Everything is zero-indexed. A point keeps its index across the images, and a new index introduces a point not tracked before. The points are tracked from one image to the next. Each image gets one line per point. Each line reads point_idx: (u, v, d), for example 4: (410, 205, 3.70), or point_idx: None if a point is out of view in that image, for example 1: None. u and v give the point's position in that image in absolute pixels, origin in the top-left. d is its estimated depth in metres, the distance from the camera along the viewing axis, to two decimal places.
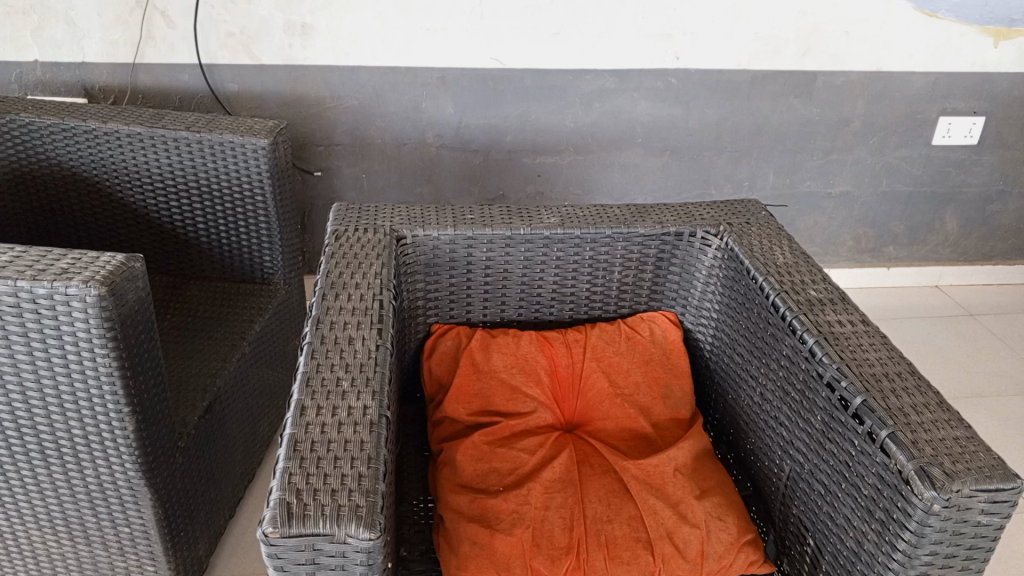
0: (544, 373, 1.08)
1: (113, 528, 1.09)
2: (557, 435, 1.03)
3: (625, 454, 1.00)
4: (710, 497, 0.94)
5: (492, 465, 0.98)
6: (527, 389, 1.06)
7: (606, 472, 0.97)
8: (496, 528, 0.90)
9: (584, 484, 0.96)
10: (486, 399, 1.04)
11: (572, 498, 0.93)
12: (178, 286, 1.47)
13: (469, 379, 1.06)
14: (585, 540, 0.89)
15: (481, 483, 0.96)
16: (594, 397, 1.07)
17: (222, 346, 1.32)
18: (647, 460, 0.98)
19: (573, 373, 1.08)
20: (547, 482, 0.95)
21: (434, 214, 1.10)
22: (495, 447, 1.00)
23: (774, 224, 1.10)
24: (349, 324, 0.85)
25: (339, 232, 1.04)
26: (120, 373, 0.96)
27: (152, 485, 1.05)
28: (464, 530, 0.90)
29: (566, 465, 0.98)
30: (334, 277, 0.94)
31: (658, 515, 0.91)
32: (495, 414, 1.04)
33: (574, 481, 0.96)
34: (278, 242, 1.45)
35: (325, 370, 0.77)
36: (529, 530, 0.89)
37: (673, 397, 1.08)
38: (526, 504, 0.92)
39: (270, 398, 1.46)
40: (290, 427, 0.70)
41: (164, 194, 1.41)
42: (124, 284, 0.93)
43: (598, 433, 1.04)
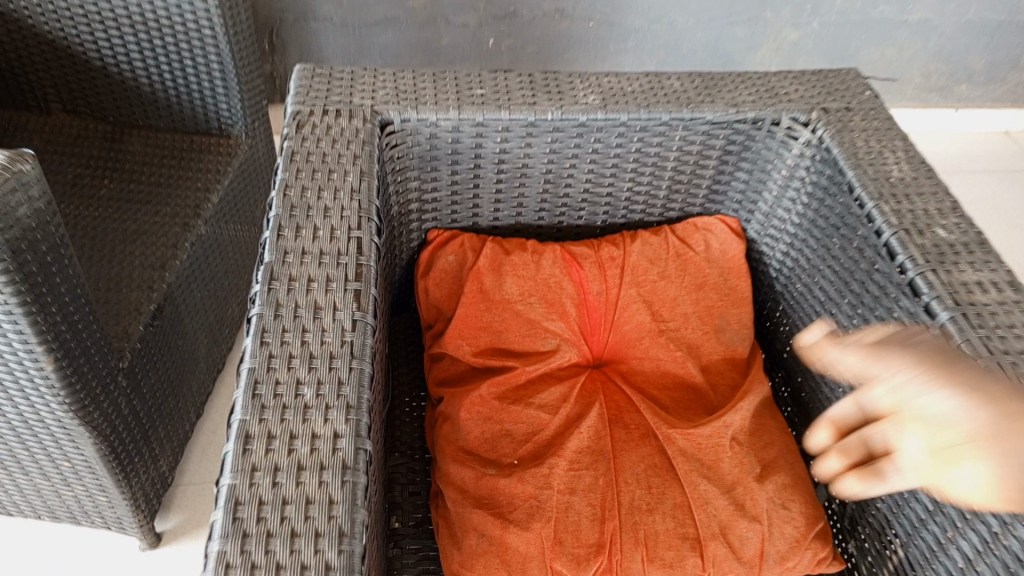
0: (570, 301, 0.86)
1: (51, 462, 0.92)
2: (585, 381, 0.83)
3: (669, 412, 0.81)
4: (773, 477, 0.77)
5: (504, 427, 0.78)
6: (548, 322, 0.84)
7: (646, 440, 0.79)
8: (510, 519, 0.72)
9: (618, 458, 0.77)
10: (497, 335, 0.83)
11: (604, 479, 0.75)
12: (118, 139, 1.20)
13: (476, 308, 0.84)
14: (621, 538, 0.72)
15: (491, 451, 0.77)
16: (631, 331, 0.86)
17: (171, 226, 1.08)
18: (698, 428, 0.79)
19: (608, 299, 0.87)
20: (574, 457, 0.76)
21: (431, 86, 0.82)
22: (508, 401, 0.80)
23: (884, 113, 0.83)
24: (314, 282, 0.61)
25: (302, 116, 0.77)
26: (23, 312, 0.73)
27: (88, 424, 0.86)
28: (470, 520, 0.72)
29: (598, 430, 0.78)
30: (294, 195, 0.68)
31: (709, 504, 0.74)
32: (508, 355, 0.83)
33: (606, 453, 0.77)
34: (236, 88, 1.16)
35: (281, 368, 0.55)
36: (551, 524, 0.72)
37: (729, 331, 0.87)
38: (548, 487, 0.74)
39: (237, 275, 1.25)
40: (229, 475, 0.50)
41: (87, 24, 1.08)
42: (11, 199, 0.68)
43: (635, 378, 0.84)
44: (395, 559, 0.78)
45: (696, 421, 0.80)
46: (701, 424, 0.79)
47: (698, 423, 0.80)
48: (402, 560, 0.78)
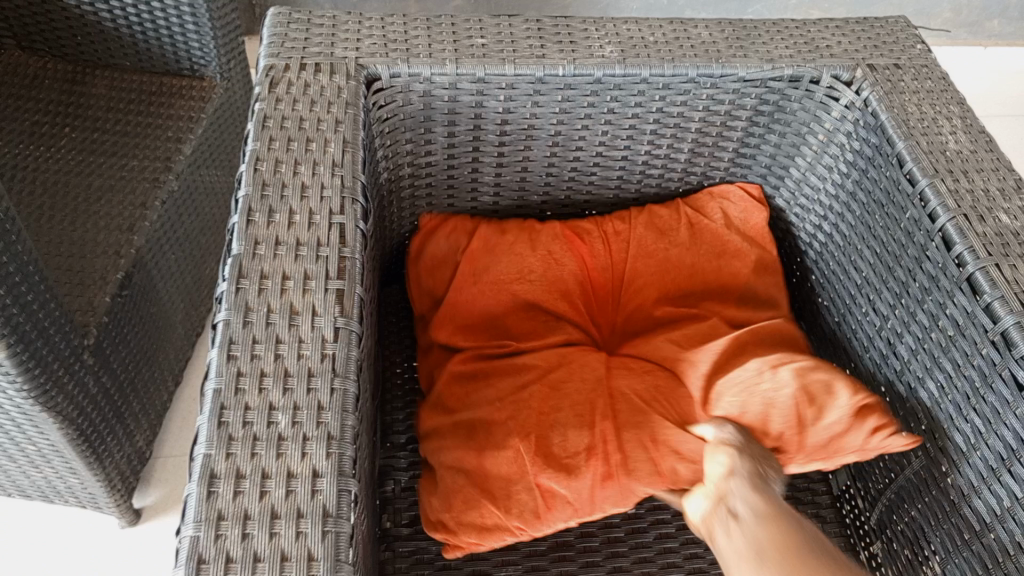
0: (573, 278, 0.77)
1: (14, 446, 0.85)
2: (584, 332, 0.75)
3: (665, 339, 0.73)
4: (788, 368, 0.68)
5: (486, 375, 0.71)
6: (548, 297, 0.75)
7: (648, 369, 0.71)
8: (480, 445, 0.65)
9: (606, 372, 0.69)
10: (491, 322, 0.75)
11: (585, 391, 0.67)
12: (80, 80, 1.09)
13: (466, 292, 0.75)
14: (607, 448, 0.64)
15: (469, 393, 0.70)
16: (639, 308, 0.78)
17: (140, 183, 0.98)
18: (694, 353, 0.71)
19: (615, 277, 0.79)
20: (551, 379, 0.68)
21: (425, 36, 0.72)
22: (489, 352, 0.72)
23: (937, 71, 0.74)
24: (288, 281, 0.53)
25: (276, 71, 0.67)
26: None
27: (51, 410, 0.79)
28: (445, 463, 0.67)
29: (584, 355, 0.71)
30: (265, 171, 0.59)
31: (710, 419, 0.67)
32: (503, 336, 0.74)
33: (587, 367, 0.69)
34: (208, 28, 1.04)
35: (250, 390, 0.48)
36: (528, 442, 0.64)
37: (751, 295, 0.79)
38: (523, 410, 0.66)
39: (215, 230, 1.16)
40: (191, 525, 0.42)
41: None
42: None
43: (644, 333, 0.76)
44: (387, 562, 0.72)
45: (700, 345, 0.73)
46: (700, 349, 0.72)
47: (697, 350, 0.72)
48: (395, 564, 0.72)
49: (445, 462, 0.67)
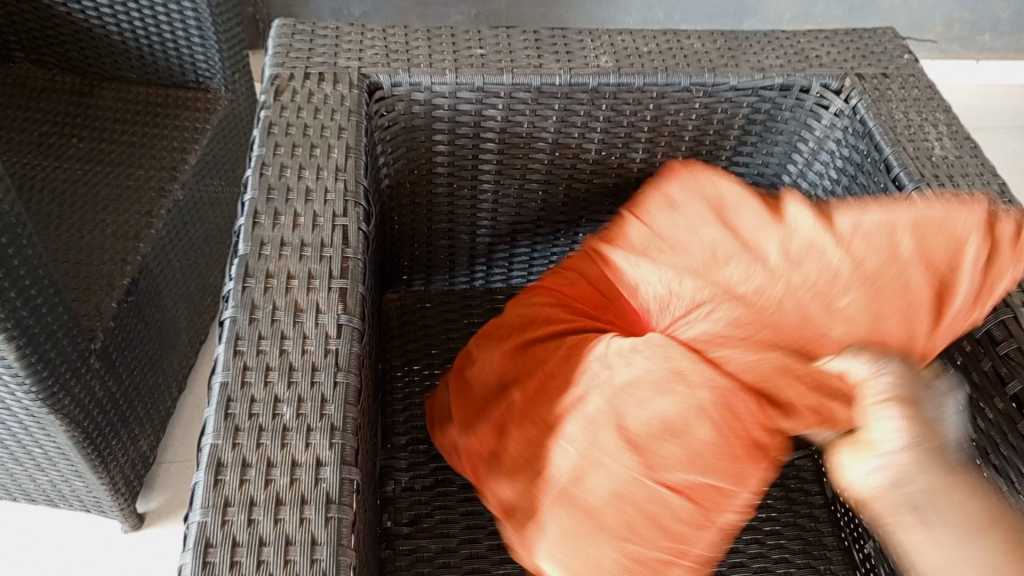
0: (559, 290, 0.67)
1: (22, 448, 0.86)
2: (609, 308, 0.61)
3: (722, 315, 0.56)
4: (877, 295, 0.55)
5: (518, 431, 0.60)
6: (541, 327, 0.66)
7: (756, 324, 0.55)
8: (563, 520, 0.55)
9: (667, 379, 0.53)
10: (482, 393, 0.66)
11: (647, 413, 0.53)
12: (87, 92, 1.11)
13: (464, 395, 0.69)
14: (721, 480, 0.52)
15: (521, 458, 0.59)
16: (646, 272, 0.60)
17: (145, 192, 1.00)
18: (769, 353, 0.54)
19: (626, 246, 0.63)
20: (596, 402, 0.55)
21: (426, 46, 0.74)
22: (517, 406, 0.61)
23: (923, 80, 0.76)
24: (293, 279, 0.55)
25: (281, 80, 0.69)
26: None
27: (58, 411, 0.81)
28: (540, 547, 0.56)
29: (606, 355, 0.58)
30: (271, 176, 0.61)
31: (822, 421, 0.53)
32: (490, 381, 0.66)
33: (639, 385, 0.54)
34: (213, 40, 1.07)
35: (256, 382, 0.49)
36: (616, 503, 0.53)
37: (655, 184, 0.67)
38: (581, 459, 0.54)
39: (218, 240, 1.18)
40: (200, 510, 0.44)
41: None
42: None
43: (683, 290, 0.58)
44: (388, 561, 0.73)
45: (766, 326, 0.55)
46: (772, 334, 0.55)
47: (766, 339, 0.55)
48: (395, 561, 0.73)
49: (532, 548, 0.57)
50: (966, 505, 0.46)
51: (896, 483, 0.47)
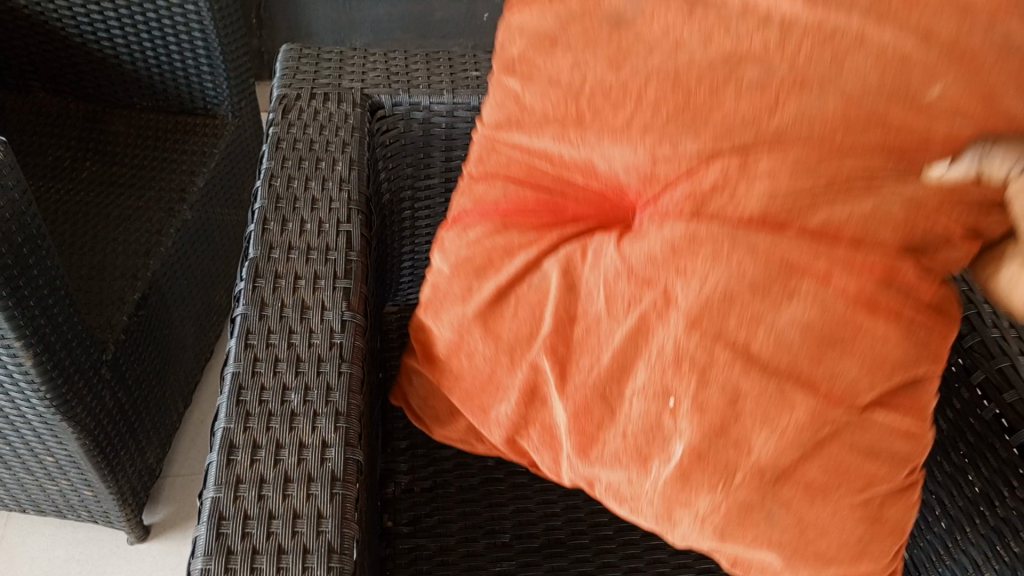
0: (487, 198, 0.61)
1: (34, 457, 0.89)
2: (636, 170, 0.54)
3: (780, 168, 0.49)
4: (973, 74, 0.45)
5: (573, 403, 0.56)
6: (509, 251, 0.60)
7: (835, 158, 0.47)
8: (750, 475, 0.51)
9: (780, 279, 0.49)
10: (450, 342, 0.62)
11: (778, 323, 0.49)
12: (100, 119, 1.16)
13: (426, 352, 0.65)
14: (893, 356, 0.50)
15: (594, 430, 0.56)
16: (654, 130, 0.52)
17: (155, 212, 1.04)
18: (855, 204, 0.48)
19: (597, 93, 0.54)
20: (668, 327, 0.52)
21: (425, 69, 0.79)
22: (556, 370, 0.57)
23: None
24: (300, 278, 0.58)
25: (288, 99, 0.73)
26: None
27: (70, 418, 0.84)
28: (718, 527, 0.53)
29: (599, 262, 0.56)
30: (279, 186, 0.65)
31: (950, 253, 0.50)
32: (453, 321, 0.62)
33: (744, 296, 0.50)
34: (221, 68, 1.12)
35: (265, 372, 0.53)
36: (798, 420, 0.50)
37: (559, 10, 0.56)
38: (718, 403, 0.51)
39: (224, 260, 1.22)
40: (213, 487, 0.47)
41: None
42: None
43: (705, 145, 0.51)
44: (388, 559, 0.76)
45: (845, 161, 0.48)
46: (851, 163, 0.48)
47: (869, 187, 0.48)
48: (395, 560, 0.76)
49: (737, 528, 0.52)
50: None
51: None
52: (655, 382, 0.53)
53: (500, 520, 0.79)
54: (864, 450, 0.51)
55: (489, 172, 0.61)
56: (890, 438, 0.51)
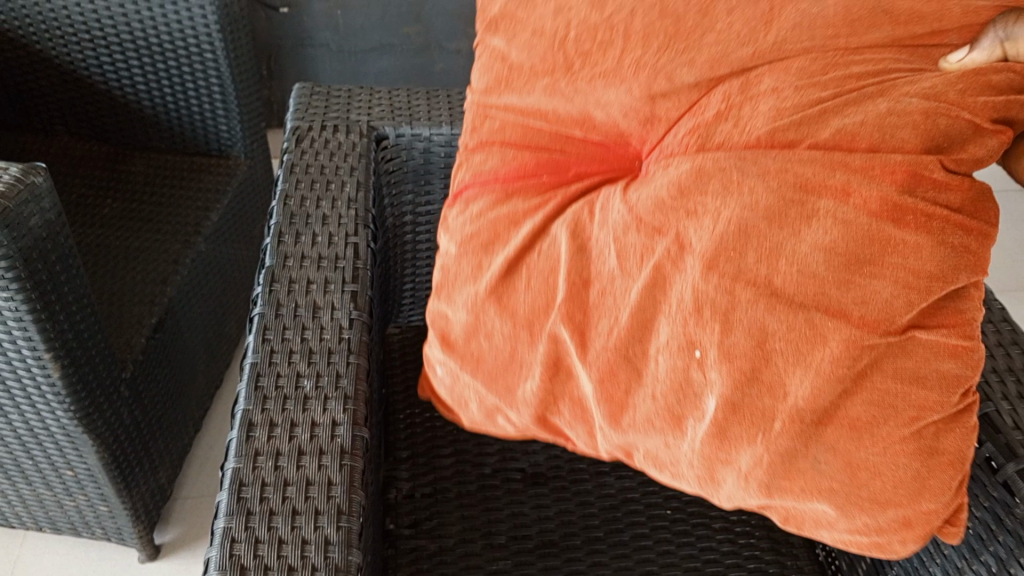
0: (496, 168, 0.68)
1: (54, 471, 0.94)
2: (636, 111, 0.62)
3: (778, 82, 0.58)
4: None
5: (597, 369, 0.61)
6: (518, 220, 0.66)
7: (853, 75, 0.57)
8: (791, 422, 0.55)
9: (795, 203, 0.55)
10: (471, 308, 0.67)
11: (800, 250, 0.55)
12: (120, 160, 1.24)
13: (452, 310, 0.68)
14: (928, 267, 0.54)
15: (622, 396, 0.60)
16: (648, 66, 0.60)
17: (172, 243, 1.11)
18: (852, 112, 0.56)
19: (588, 36, 0.62)
20: (686, 273, 0.57)
21: (426, 104, 0.86)
22: (575, 338, 0.61)
23: None
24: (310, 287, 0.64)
25: (301, 130, 0.81)
26: (33, 319, 0.77)
27: (91, 431, 0.89)
28: (762, 481, 0.57)
29: (607, 219, 0.62)
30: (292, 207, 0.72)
31: (977, 150, 0.55)
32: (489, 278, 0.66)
33: (760, 228, 0.56)
34: (236, 111, 1.21)
35: (280, 364, 0.58)
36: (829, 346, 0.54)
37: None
38: (746, 347, 0.56)
39: (235, 293, 1.28)
40: (233, 460, 0.53)
41: (92, 45, 1.14)
42: (23, 209, 0.72)
43: (703, 64, 0.59)
44: (389, 559, 0.80)
45: (851, 67, 0.57)
46: (854, 63, 0.57)
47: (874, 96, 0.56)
48: (396, 559, 0.80)
49: (785, 479, 0.57)
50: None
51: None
52: (681, 334, 0.57)
53: (495, 522, 0.84)
54: (901, 372, 0.55)
55: (484, 138, 0.69)
56: (932, 356, 0.55)
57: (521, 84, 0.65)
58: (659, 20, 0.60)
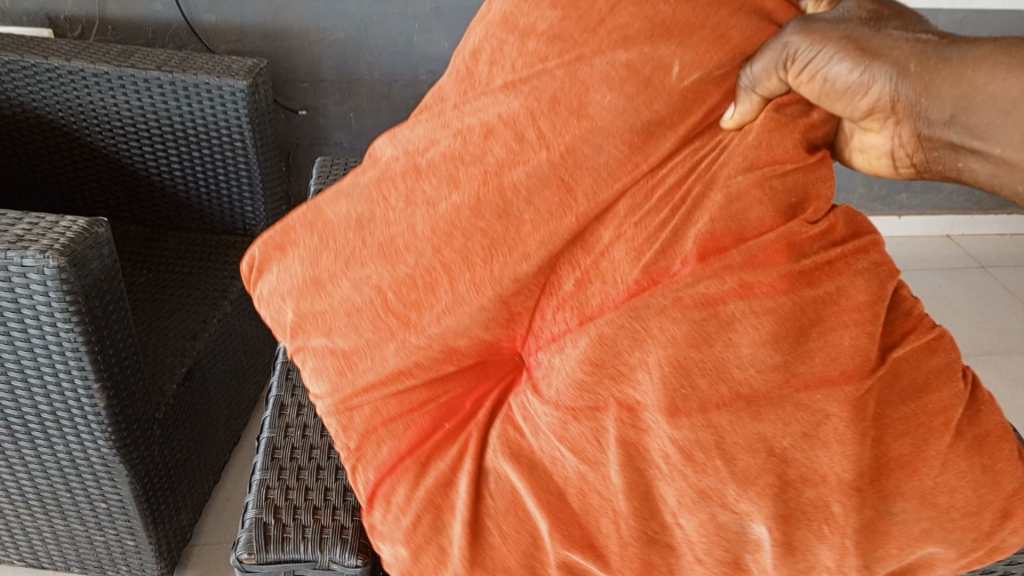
0: (396, 450, 0.70)
1: (89, 503, 1.04)
2: (495, 318, 0.67)
3: (614, 231, 0.64)
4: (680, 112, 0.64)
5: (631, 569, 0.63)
6: (451, 479, 0.68)
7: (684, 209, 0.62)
8: (847, 498, 0.58)
9: (704, 322, 0.60)
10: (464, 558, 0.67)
11: (741, 354, 0.59)
12: (155, 238, 1.39)
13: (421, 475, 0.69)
14: (864, 299, 0.61)
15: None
16: (487, 280, 0.65)
17: (201, 306, 1.23)
18: (698, 219, 0.62)
19: (409, 287, 0.67)
20: (653, 431, 0.61)
21: None
22: (587, 552, 0.63)
23: None
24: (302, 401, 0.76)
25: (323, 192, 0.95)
26: (87, 351, 0.88)
27: (127, 462, 0.99)
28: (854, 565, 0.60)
29: (539, 430, 0.65)
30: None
31: (822, 187, 0.64)
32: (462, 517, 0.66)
33: (693, 357, 0.60)
34: (261, 193, 1.36)
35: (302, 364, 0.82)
36: (841, 413, 0.58)
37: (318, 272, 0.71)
38: (757, 466, 0.58)
39: (254, 357, 1.40)
40: (269, 431, 0.77)
41: (136, 137, 1.31)
42: (87, 252, 0.85)
43: (538, 251, 0.64)
44: None
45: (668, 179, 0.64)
46: (667, 175, 0.64)
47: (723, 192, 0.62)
48: None
49: (877, 547, 0.60)
50: (942, 78, 0.56)
51: (876, 114, 0.59)
52: (690, 490, 0.60)
53: None
54: (901, 392, 0.61)
55: (358, 418, 0.72)
56: (920, 365, 0.62)
57: (367, 357, 0.70)
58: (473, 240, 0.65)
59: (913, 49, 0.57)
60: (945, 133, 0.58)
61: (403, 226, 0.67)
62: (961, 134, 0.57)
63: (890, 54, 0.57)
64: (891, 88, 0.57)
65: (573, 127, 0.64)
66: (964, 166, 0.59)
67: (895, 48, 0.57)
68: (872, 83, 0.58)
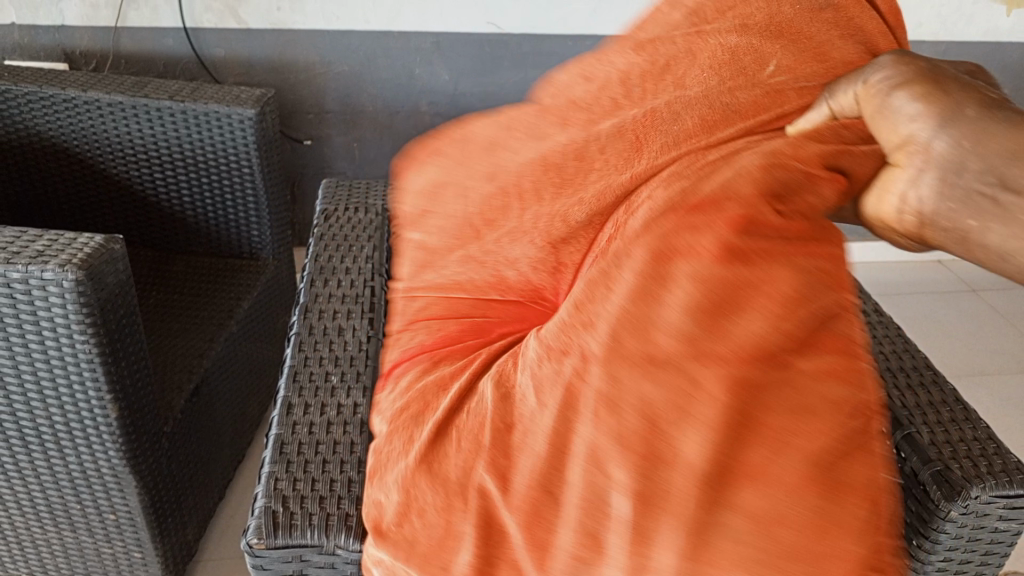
0: (421, 344, 0.75)
1: (98, 515, 1.07)
2: (543, 261, 0.67)
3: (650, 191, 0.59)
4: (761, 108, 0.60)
5: (519, 514, 0.57)
6: (447, 383, 0.69)
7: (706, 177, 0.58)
8: (728, 518, 0.50)
9: (652, 274, 0.54)
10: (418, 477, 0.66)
11: (660, 315, 0.53)
12: (164, 261, 1.43)
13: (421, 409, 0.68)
14: (791, 321, 0.51)
15: (543, 540, 0.57)
16: (545, 215, 0.65)
17: (208, 326, 1.27)
18: (711, 180, 0.56)
19: (492, 208, 0.68)
20: (591, 384, 0.55)
21: None
22: (499, 482, 0.59)
23: None
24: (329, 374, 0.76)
25: (329, 211, 1.00)
26: (100, 362, 0.92)
27: (136, 473, 1.02)
28: None
29: (525, 364, 0.63)
30: (313, 317, 0.82)
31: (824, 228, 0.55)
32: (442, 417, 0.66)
33: (593, 298, 0.58)
34: (267, 217, 1.41)
35: (312, 363, 0.77)
36: (721, 400, 0.51)
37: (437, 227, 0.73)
38: (636, 432, 0.53)
39: (259, 378, 1.43)
40: (278, 426, 0.70)
41: (148, 164, 1.36)
42: (103, 267, 0.90)
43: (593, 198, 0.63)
44: None
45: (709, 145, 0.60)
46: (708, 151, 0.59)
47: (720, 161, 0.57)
48: None
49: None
50: (1008, 138, 0.47)
51: (914, 151, 0.50)
52: (587, 443, 0.55)
53: None
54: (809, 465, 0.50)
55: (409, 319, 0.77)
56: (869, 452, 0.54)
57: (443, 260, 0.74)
58: (545, 176, 0.66)
59: (980, 100, 0.49)
60: (886, 206, 0.52)
61: (509, 152, 0.69)
62: (981, 204, 0.47)
63: (953, 98, 0.50)
64: (914, 127, 0.50)
65: (667, 92, 0.64)
66: (967, 240, 0.48)
67: (964, 96, 0.50)
68: (928, 125, 0.50)
